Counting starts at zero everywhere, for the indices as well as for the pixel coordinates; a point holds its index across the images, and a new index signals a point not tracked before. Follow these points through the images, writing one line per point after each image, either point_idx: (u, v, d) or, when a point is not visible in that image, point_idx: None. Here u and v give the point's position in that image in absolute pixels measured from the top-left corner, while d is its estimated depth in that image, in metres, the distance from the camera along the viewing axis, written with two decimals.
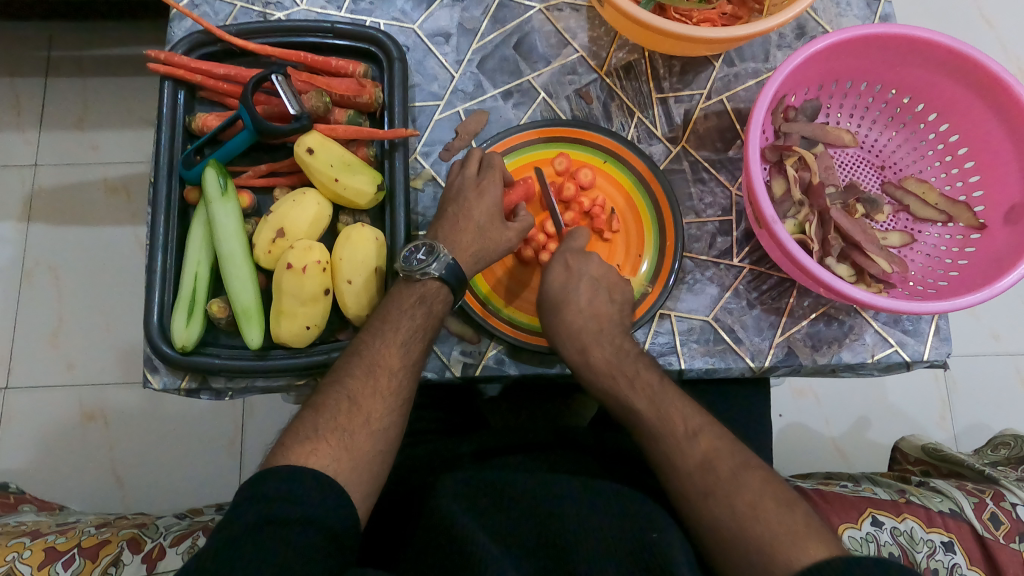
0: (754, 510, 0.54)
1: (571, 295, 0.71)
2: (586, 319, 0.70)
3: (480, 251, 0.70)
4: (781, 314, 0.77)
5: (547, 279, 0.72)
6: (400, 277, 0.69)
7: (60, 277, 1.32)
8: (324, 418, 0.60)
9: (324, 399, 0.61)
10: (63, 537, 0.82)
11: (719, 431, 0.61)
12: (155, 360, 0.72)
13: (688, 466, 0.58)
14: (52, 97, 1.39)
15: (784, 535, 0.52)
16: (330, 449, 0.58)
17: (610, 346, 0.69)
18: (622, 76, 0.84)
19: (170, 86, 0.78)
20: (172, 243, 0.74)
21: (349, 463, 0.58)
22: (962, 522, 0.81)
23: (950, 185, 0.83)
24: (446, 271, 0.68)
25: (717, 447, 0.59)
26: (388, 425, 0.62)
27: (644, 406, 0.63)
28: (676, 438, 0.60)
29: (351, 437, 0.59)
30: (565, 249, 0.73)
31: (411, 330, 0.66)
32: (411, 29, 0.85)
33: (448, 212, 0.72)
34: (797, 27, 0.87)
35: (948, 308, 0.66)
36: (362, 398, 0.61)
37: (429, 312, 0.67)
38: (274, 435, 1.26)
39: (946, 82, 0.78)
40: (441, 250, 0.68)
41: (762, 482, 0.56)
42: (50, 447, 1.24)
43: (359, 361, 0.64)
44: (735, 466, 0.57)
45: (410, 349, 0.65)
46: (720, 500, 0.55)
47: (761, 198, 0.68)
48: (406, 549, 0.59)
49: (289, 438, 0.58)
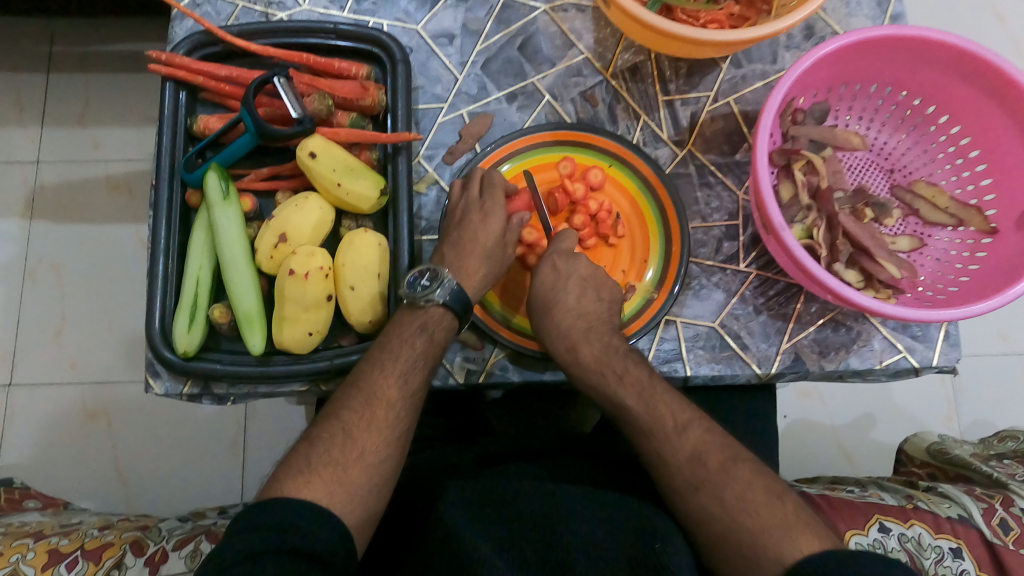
0: (744, 501, 0.55)
1: (565, 304, 0.70)
2: (574, 310, 0.70)
3: (487, 276, 0.71)
4: (788, 319, 0.76)
5: (556, 289, 0.71)
6: (404, 305, 0.68)
7: (62, 275, 1.32)
8: (318, 452, 0.59)
9: (319, 432, 0.61)
10: (66, 539, 0.81)
11: (708, 424, 0.61)
12: (156, 365, 0.72)
13: (678, 460, 0.59)
14: (54, 94, 1.38)
15: (772, 526, 0.52)
16: (323, 483, 0.57)
17: (598, 339, 0.69)
18: (628, 78, 0.83)
19: (171, 87, 0.78)
20: (173, 247, 0.73)
21: (342, 496, 0.57)
22: (970, 527, 0.80)
23: (961, 188, 0.81)
24: (450, 297, 0.68)
25: (707, 440, 0.59)
26: (383, 458, 0.61)
27: (652, 423, 0.62)
28: (666, 431, 0.61)
29: (345, 472, 0.58)
30: (561, 260, 0.72)
31: (410, 360, 0.65)
32: (415, 30, 0.84)
33: (452, 237, 0.72)
34: (805, 27, 0.86)
35: (960, 315, 0.65)
36: (358, 431, 0.61)
37: (431, 341, 0.67)
38: (279, 434, 1.26)
39: (958, 84, 0.77)
40: (445, 276, 0.68)
41: (752, 473, 0.57)
42: (53, 446, 1.24)
43: (357, 393, 0.63)
44: (724, 459, 0.58)
45: (410, 381, 0.65)
46: (711, 493, 0.56)
47: (769, 203, 0.67)
48: (409, 558, 0.59)
49: (283, 472, 0.58)
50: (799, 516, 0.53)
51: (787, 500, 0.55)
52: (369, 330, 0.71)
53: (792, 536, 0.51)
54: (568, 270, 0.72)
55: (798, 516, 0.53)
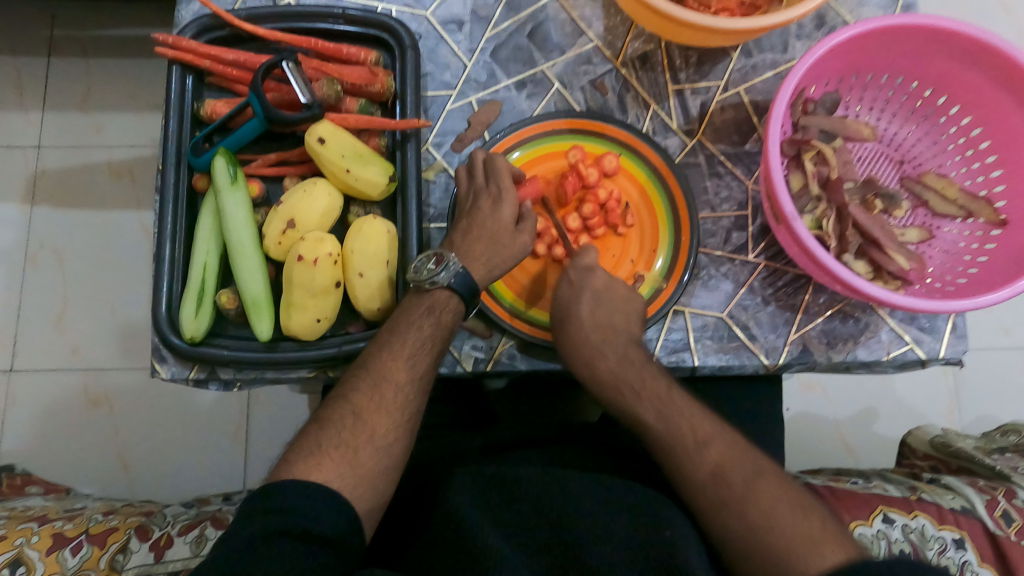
0: (768, 517, 0.54)
1: (592, 319, 0.70)
2: (585, 322, 0.70)
3: (491, 262, 0.70)
4: (796, 310, 0.76)
5: (566, 303, 0.72)
6: (411, 288, 0.68)
7: (64, 260, 1.32)
8: (329, 435, 0.59)
9: (329, 414, 0.61)
10: (71, 523, 0.82)
11: (731, 440, 0.60)
12: (163, 350, 0.72)
13: (700, 476, 0.58)
14: (56, 78, 1.37)
15: (798, 542, 0.52)
16: (334, 465, 0.57)
17: (616, 341, 0.68)
18: (638, 67, 0.82)
19: (178, 71, 0.77)
20: (180, 232, 0.73)
21: (352, 480, 0.57)
22: (973, 519, 0.81)
23: (971, 179, 0.81)
24: (455, 279, 0.67)
25: (728, 456, 0.59)
26: (393, 440, 0.61)
27: (664, 437, 0.62)
28: (685, 443, 0.60)
29: (355, 454, 0.58)
30: (581, 274, 0.73)
31: (418, 341, 0.65)
32: (424, 16, 0.83)
33: (461, 225, 0.72)
34: (816, 17, 0.85)
35: (970, 307, 0.65)
36: (367, 414, 0.61)
37: (438, 323, 0.66)
38: (282, 420, 1.27)
39: (972, 75, 0.76)
40: (450, 259, 0.68)
41: (777, 490, 0.56)
42: (54, 431, 1.25)
43: (365, 376, 0.63)
44: (747, 475, 0.57)
45: (418, 363, 0.64)
46: (733, 510, 0.55)
47: (781, 192, 0.67)
48: (418, 544, 0.59)
49: (293, 455, 0.58)
50: (825, 531, 0.52)
51: (813, 516, 0.54)
52: (376, 317, 0.71)
53: (816, 549, 0.51)
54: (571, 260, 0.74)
55: (824, 532, 0.52)
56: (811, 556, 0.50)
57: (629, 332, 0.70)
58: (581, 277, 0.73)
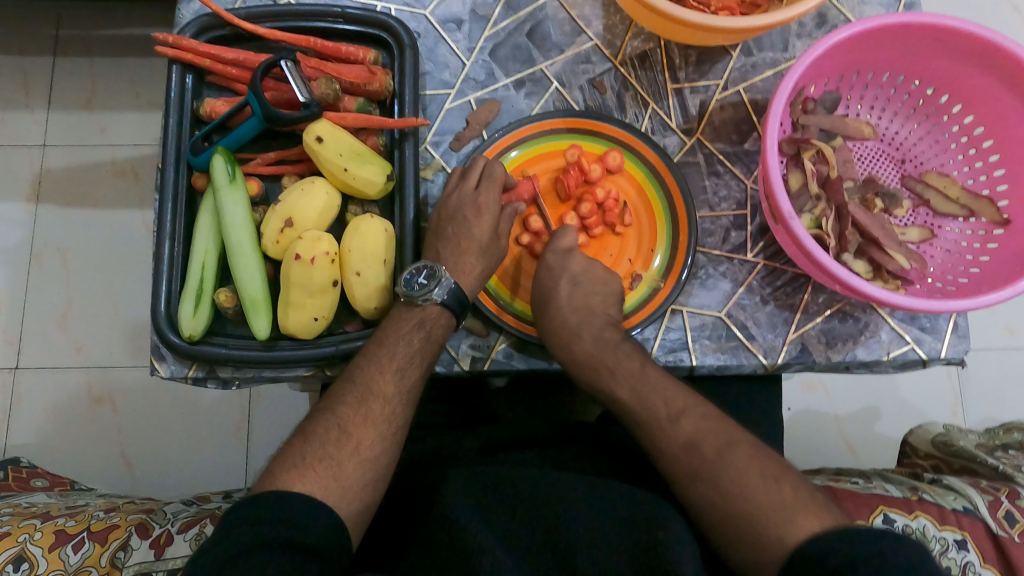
0: (742, 487, 0.55)
1: (558, 301, 0.72)
2: (563, 307, 0.71)
3: (482, 274, 0.71)
4: (795, 310, 0.76)
5: (543, 288, 0.73)
6: (400, 301, 0.68)
7: (68, 259, 1.32)
8: (313, 446, 0.60)
9: (314, 427, 0.62)
10: (73, 520, 0.82)
11: (703, 410, 0.61)
12: (162, 349, 0.72)
13: (673, 448, 0.59)
14: (60, 78, 1.38)
15: (770, 508, 0.53)
16: (318, 478, 0.57)
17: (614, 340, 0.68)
18: (638, 65, 0.82)
19: (178, 70, 0.77)
20: (179, 231, 0.73)
21: (338, 490, 0.57)
22: (975, 520, 0.80)
23: (973, 178, 0.80)
24: (448, 295, 0.67)
25: (701, 427, 0.60)
26: (380, 453, 0.61)
27: (635, 408, 0.63)
28: (659, 418, 0.61)
29: (340, 467, 0.58)
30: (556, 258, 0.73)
31: (407, 355, 0.65)
32: (423, 15, 0.83)
33: (448, 234, 0.71)
34: (817, 15, 0.85)
35: (970, 307, 0.65)
36: (353, 427, 0.61)
37: (428, 338, 0.67)
38: (282, 419, 1.27)
39: (973, 74, 0.76)
40: (442, 274, 0.67)
41: (747, 457, 0.57)
42: (58, 430, 1.25)
43: (353, 389, 0.63)
44: (718, 445, 0.58)
45: (406, 377, 0.65)
46: (707, 480, 0.56)
47: (778, 191, 0.67)
48: (408, 551, 0.59)
49: (277, 467, 0.58)
50: (799, 498, 0.53)
51: (784, 481, 0.55)
52: (373, 316, 0.71)
53: (791, 517, 0.52)
54: (564, 265, 0.73)
55: (796, 498, 0.54)
56: (788, 524, 0.52)
57: (606, 313, 0.72)
58: (559, 261, 0.73)
